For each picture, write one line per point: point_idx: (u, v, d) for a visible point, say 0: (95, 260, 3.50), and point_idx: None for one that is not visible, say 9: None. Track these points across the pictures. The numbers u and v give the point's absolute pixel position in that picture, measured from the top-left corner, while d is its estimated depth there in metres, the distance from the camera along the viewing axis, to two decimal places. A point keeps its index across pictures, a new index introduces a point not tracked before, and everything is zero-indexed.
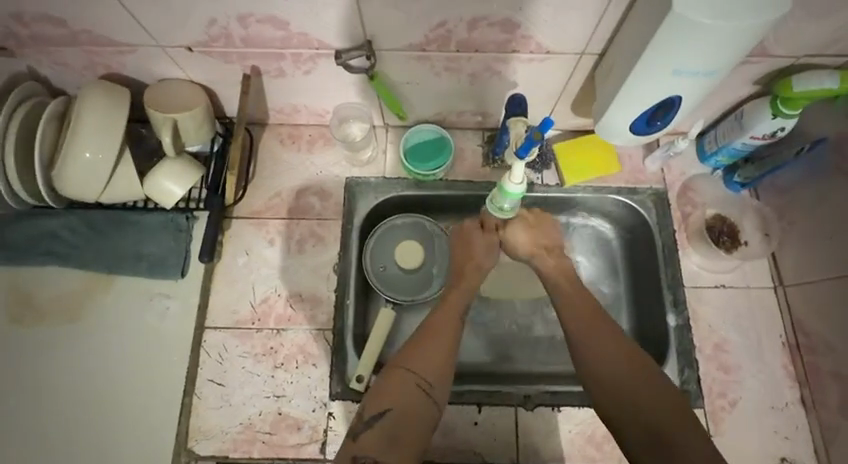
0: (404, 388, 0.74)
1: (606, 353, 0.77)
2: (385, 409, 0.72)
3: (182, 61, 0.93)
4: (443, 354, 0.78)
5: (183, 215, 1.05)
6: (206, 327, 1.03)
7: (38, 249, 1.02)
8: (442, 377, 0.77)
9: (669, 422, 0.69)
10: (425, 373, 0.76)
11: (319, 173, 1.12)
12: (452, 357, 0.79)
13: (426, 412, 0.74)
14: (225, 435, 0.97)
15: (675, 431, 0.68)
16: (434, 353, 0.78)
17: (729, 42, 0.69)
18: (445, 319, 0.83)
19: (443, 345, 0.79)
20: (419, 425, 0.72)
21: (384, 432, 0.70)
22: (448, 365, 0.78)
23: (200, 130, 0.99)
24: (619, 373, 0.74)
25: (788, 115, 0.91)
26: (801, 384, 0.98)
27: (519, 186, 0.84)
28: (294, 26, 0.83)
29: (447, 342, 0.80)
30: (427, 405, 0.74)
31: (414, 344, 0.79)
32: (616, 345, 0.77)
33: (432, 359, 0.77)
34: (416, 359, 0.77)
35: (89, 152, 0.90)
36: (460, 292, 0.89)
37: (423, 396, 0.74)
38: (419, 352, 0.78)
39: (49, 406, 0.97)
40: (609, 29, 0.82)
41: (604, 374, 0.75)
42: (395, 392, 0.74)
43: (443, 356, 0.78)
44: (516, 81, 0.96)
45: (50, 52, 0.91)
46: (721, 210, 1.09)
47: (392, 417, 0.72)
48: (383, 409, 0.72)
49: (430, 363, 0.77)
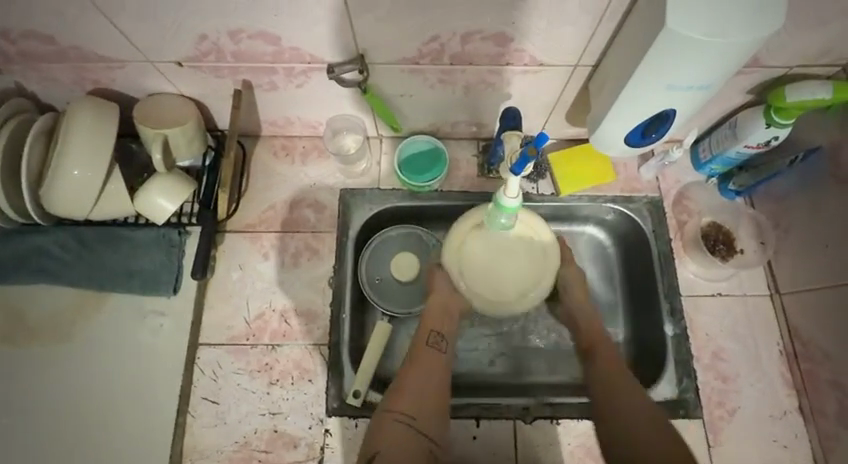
0: (390, 429, 0.78)
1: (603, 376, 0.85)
2: (374, 451, 0.76)
3: (172, 76, 0.92)
4: (427, 390, 0.83)
5: (175, 230, 1.03)
6: (200, 344, 1.01)
7: (28, 267, 1.00)
8: (425, 414, 0.81)
9: (658, 440, 0.75)
10: (407, 410, 0.80)
11: (313, 186, 1.11)
12: (436, 390, 0.84)
13: (413, 447, 0.77)
14: (220, 453, 0.95)
15: (665, 449, 0.74)
16: (415, 389, 0.83)
17: (722, 57, 0.69)
18: (425, 357, 0.88)
19: (423, 383, 0.84)
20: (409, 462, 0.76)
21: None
22: (431, 402, 0.82)
23: (192, 144, 0.98)
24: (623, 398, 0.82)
25: (782, 124, 0.91)
26: (799, 392, 0.98)
27: (515, 200, 0.83)
28: (286, 41, 0.82)
29: (425, 376, 0.85)
30: (419, 439, 0.79)
31: (400, 384, 0.84)
32: (609, 368, 0.86)
33: (414, 396, 0.82)
34: (400, 400, 0.81)
35: (78, 170, 0.88)
36: (434, 319, 0.93)
37: (408, 432, 0.78)
38: (401, 391, 0.82)
39: (39, 429, 0.95)
40: (603, 42, 0.82)
41: (610, 397, 0.82)
42: (383, 433, 0.78)
43: (427, 393, 0.83)
44: (511, 93, 0.96)
45: (38, 68, 0.90)
46: (716, 218, 1.09)
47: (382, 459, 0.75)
48: (373, 451, 0.76)
49: (412, 401, 0.81)
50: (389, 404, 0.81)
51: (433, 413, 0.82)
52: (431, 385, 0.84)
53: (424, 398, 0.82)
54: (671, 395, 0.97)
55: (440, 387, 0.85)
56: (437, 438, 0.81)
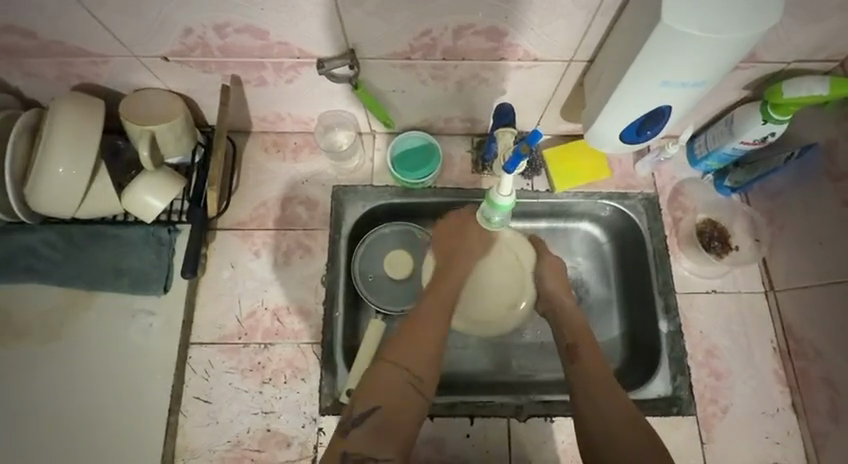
0: (393, 382, 0.72)
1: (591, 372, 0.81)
2: (373, 406, 0.69)
3: (158, 71, 0.89)
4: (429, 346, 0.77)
5: (165, 228, 1.02)
6: (191, 343, 1.00)
7: (15, 266, 0.99)
8: (432, 367, 0.75)
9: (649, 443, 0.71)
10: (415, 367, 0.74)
11: (304, 182, 1.09)
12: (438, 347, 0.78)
13: (412, 404, 0.71)
14: (212, 453, 0.95)
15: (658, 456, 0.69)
16: (424, 342, 0.77)
17: (718, 54, 0.68)
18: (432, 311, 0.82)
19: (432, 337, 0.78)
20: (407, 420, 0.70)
21: (374, 429, 0.68)
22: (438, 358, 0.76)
23: (180, 141, 0.96)
24: (612, 408, 0.76)
25: (779, 120, 0.89)
26: (792, 389, 0.99)
27: (508, 198, 0.82)
28: (273, 35, 0.80)
29: (436, 330, 0.79)
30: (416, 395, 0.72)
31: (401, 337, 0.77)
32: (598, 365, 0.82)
33: (424, 351, 0.76)
34: (401, 352, 0.75)
35: (62, 167, 0.86)
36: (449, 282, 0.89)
37: (411, 387, 0.72)
38: (410, 345, 0.76)
39: (29, 431, 0.94)
40: (598, 37, 0.80)
41: (598, 408, 0.76)
42: (383, 386, 0.71)
43: (430, 348, 0.77)
44: (504, 88, 0.94)
45: (20, 63, 0.87)
46: (711, 214, 1.09)
47: (382, 415, 0.69)
48: (371, 407, 0.69)
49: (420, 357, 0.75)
50: (393, 359, 0.74)
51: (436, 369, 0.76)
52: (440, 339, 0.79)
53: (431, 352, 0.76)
54: (664, 393, 0.97)
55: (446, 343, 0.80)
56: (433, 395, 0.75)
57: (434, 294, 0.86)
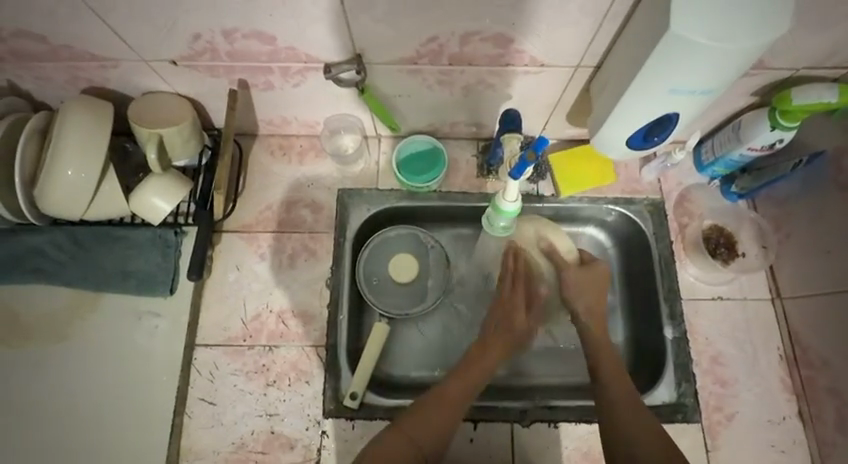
0: (399, 451, 0.78)
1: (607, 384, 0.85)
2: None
3: (166, 75, 0.90)
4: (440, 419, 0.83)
5: (172, 230, 1.03)
6: (197, 345, 1.01)
7: (23, 267, 1.00)
8: (440, 438, 0.81)
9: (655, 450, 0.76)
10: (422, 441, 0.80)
11: (309, 185, 1.10)
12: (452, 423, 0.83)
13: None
14: (216, 454, 0.95)
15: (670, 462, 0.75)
16: (435, 418, 0.82)
17: (726, 63, 0.68)
18: (454, 392, 0.86)
19: (447, 414, 0.83)
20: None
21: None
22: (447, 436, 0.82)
23: (187, 144, 0.96)
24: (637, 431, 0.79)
25: (787, 127, 0.89)
26: (798, 397, 0.98)
27: (513, 204, 0.83)
28: (281, 41, 0.81)
29: (451, 409, 0.84)
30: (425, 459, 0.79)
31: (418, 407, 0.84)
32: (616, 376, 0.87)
33: (431, 430, 0.81)
34: (414, 424, 0.81)
35: (71, 170, 0.87)
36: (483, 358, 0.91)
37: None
38: (423, 422, 0.82)
39: (36, 431, 0.95)
40: (606, 43, 0.80)
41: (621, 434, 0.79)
42: (390, 455, 0.78)
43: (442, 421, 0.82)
44: (511, 93, 0.94)
45: (30, 67, 0.88)
46: (718, 220, 1.08)
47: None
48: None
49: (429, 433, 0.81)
50: (406, 431, 0.81)
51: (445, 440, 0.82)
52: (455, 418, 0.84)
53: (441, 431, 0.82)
54: (669, 400, 0.97)
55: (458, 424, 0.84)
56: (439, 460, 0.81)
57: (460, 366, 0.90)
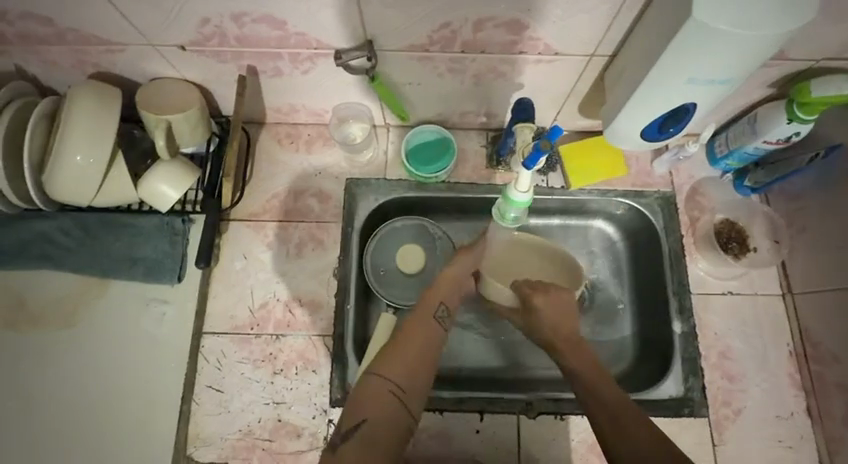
0: (377, 394, 0.70)
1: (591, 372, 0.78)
2: (359, 420, 0.67)
3: (174, 60, 0.89)
4: (415, 356, 0.75)
5: (179, 218, 1.02)
6: (204, 332, 1.01)
7: (32, 252, 1.00)
8: (420, 383, 0.73)
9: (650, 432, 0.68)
10: (400, 377, 0.72)
11: (316, 175, 1.09)
12: (427, 359, 0.76)
13: (399, 422, 0.68)
14: (224, 441, 0.96)
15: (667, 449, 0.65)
16: (407, 351, 0.76)
17: (747, 52, 0.66)
18: (420, 325, 0.80)
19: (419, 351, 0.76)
20: (395, 437, 0.67)
21: (360, 445, 0.65)
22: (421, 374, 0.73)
23: (195, 131, 0.96)
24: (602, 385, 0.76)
25: (805, 120, 0.87)
26: (807, 393, 0.97)
27: (525, 194, 0.82)
28: (291, 26, 0.79)
29: (421, 339, 0.78)
30: (400, 408, 0.69)
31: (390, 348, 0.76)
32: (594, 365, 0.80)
33: (406, 362, 0.74)
34: (388, 365, 0.73)
35: (80, 156, 0.87)
36: (438, 291, 0.87)
37: (398, 401, 0.70)
38: (395, 357, 0.74)
39: (46, 415, 0.96)
40: (622, 31, 0.78)
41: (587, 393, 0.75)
42: (371, 402, 0.69)
43: (415, 359, 0.75)
44: (523, 82, 0.92)
45: (37, 51, 0.87)
46: (729, 214, 1.07)
47: (367, 430, 0.66)
48: (359, 420, 0.67)
49: (405, 367, 0.73)
50: (379, 371, 0.72)
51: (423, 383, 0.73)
52: (429, 350, 0.77)
53: (419, 364, 0.75)
54: (676, 394, 0.96)
55: (436, 357, 0.78)
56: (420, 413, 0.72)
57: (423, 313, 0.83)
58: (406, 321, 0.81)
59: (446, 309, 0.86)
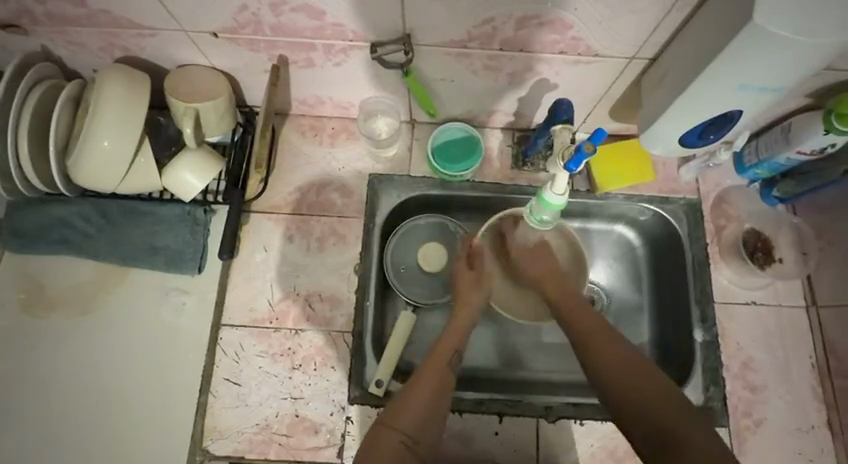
0: (391, 445, 0.70)
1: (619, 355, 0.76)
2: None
3: (206, 47, 0.88)
4: (429, 403, 0.75)
5: (201, 208, 1.01)
6: (222, 324, 1.00)
7: (51, 238, 0.99)
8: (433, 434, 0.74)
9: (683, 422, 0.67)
10: (412, 431, 0.72)
11: (340, 169, 1.08)
12: (441, 404, 0.76)
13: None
14: (241, 435, 0.95)
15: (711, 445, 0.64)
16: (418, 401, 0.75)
17: (802, 60, 0.65)
18: (435, 372, 0.79)
19: (433, 392, 0.77)
20: None
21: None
22: (433, 420, 0.74)
23: (221, 120, 0.95)
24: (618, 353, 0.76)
25: (842, 132, 0.86)
26: (829, 406, 0.97)
27: (560, 197, 0.81)
28: (329, 16, 0.78)
29: (435, 388, 0.77)
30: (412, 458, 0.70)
31: (403, 398, 0.76)
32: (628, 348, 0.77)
33: (417, 413, 0.74)
34: (400, 416, 0.73)
35: (107, 140, 0.85)
36: (454, 337, 0.85)
37: (409, 455, 0.70)
38: (409, 407, 0.74)
39: (62, 403, 0.94)
40: (667, 34, 0.77)
41: (594, 360, 0.77)
42: (380, 454, 0.69)
43: (428, 407, 0.75)
44: (557, 83, 0.91)
45: (67, 32, 0.86)
46: (756, 224, 1.06)
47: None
48: None
49: (416, 419, 0.73)
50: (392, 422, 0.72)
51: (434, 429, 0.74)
52: (441, 398, 0.77)
53: (431, 415, 0.75)
54: (695, 403, 0.95)
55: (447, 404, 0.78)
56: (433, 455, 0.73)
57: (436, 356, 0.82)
58: (419, 370, 0.80)
59: (459, 357, 0.84)
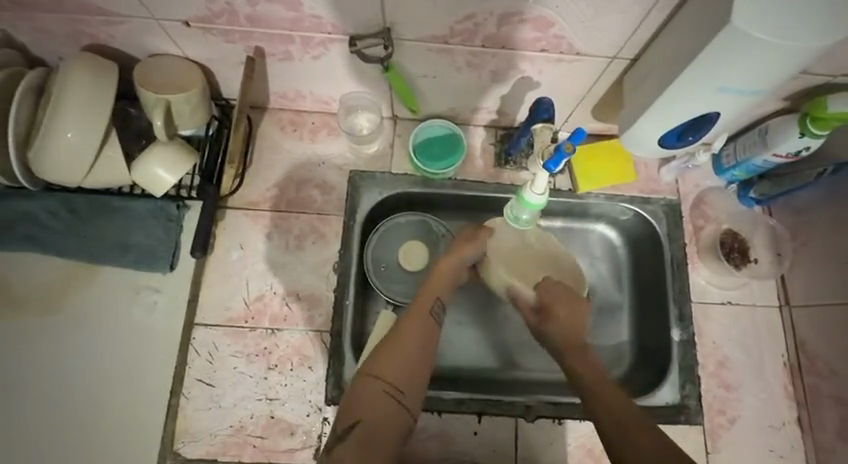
0: (371, 395, 0.73)
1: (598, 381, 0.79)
2: (354, 421, 0.71)
3: (178, 37, 0.84)
4: (412, 354, 0.78)
5: (174, 203, 0.98)
6: (195, 323, 0.97)
7: (13, 233, 0.94)
8: (417, 386, 0.76)
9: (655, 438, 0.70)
10: (394, 380, 0.74)
11: (320, 165, 1.05)
12: (423, 355, 0.79)
13: (396, 420, 0.72)
14: (213, 437, 0.92)
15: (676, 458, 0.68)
16: (398, 351, 0.77)
17: (777, 63, 0.66)
18: (418, 324, 0.82)
19: (415, 343, 0.79)
20: (393, 434, 0.71)
21: (358, 444, 0.69)
22: (417, 370, 0.76)
23: (195, 114, 0.91)
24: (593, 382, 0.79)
25: (816, 135, 0.88)
26: (799, 404, 0.99)
27: (539, 197, 0.81)
28: (307, 7, 0.75)
29: (415, 338, 0.79)
30: (398, 411, 0.73)
31: (384, 348, 0.78)
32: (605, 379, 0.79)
33: (401, 362, 0.76)
34: (383, 364, 0.76)
35: (72, 133, 0.81)
36: (435, 287, 0.88)
37: (394, 404, 0.73)
38: (389, 357, 0.77)
39: (27, 407, 0.90)
40: (648, 35, 0.77)
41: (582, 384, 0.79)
42: (366, 404, 0.72)
43: (410, 356, 0.77)
44: (540, 82, 0.91)
45: (29, 18, 0.81)
46: (733, 225, 1.07)
47: (363, 430, 0.70)
48: (353, 421, 0.71)
49: (400, 369, 0.76)
50: (374, 373, 0.75)
51: (418, 381, 0.76)
52: (424, 347, 0.79)
53: (414, 364, 0.77)
54: (671, 400, 0.97)
55: (431, 353, 0.80)
56: (418, 411, 0.75)
57: (418, 306, 0.84)
58: (400, 322, 0.82)
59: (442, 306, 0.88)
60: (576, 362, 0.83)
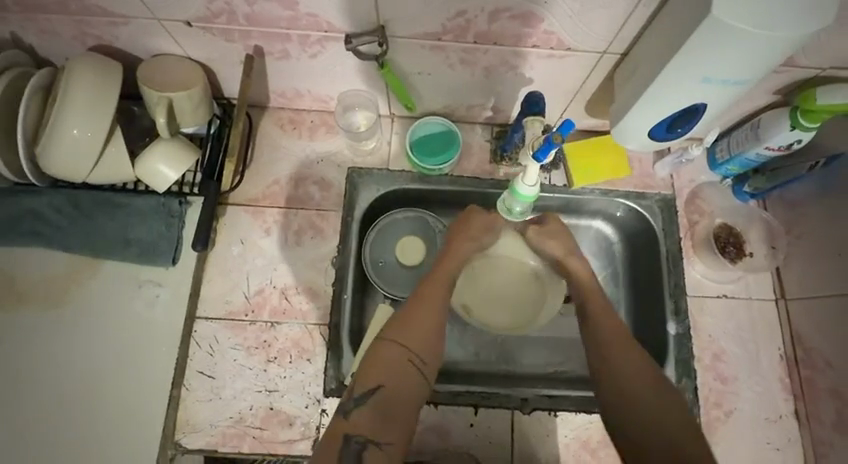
0: (396, 361, 0.75)
1: (632, 365, 0.77)
2: (375, 385, 0.72)
3: (180, 37, 0.87)
4: (432, 325, 0.80)
5: (176, 200, 1.00)
6: (197, 317, 0.99)
7: (21, 229, 0.97)
8: (433, 358, 0.78)
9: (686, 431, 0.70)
10: (418, 349, 0.77)
11: (319, 162, 1.07)
12: (440, 326, 0.81)
13: (415, 387, 0.75)
14: (213, 428, 0.94)
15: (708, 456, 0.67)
16: (424, 327, 0.79)
17: (760, 53, 0.67)
18: (436, 296, 0.84)
19: (435, 313, 0.81)
20: (411, 401, 0.74)
21: (378, 407, 0.71)
22: (435, 340, 0.79)
23: (196, 112, 0.94)
24: (635, 386, 0.75)
25: (807, 127, 0.89)
26: (796, 397, 0.99)
27: (532, 188, 0.83)
28: (303, 6, 0.78)
29: (436, 314, 0.81)
30: (417, 379, 0.75)
31: (404, 317, 0.80)
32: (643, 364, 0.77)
33: (422, 332, 0.78)
34: (405, 333, 0.78)
35: (78, 130, 0.84)
36: (451, 262, 0.90)
37: (414, 371, 0.75)
38: (411, 325, 0.79)
39: (32, 397, 0.93)
40: (636, 29, 0.78)
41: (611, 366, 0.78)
42: (388, 369, 0.74)
43: (430, 327, 0.79)
44: (533, 78, 0.92)
45: (36, 20, 0.84)
46: (728, 219, 1.08)
47: (383, 395, 0.72)
48: (375, 385, 0.72)
49: (421, 338, 0.78)
50: (398, 340, 0.77)
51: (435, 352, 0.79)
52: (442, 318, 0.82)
53: (433, 334, 0.79)
54: None
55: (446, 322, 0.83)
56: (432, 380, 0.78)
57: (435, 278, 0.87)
58: (419, 290, 0.85)
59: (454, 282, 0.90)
60: (576, 266, 0.94)
